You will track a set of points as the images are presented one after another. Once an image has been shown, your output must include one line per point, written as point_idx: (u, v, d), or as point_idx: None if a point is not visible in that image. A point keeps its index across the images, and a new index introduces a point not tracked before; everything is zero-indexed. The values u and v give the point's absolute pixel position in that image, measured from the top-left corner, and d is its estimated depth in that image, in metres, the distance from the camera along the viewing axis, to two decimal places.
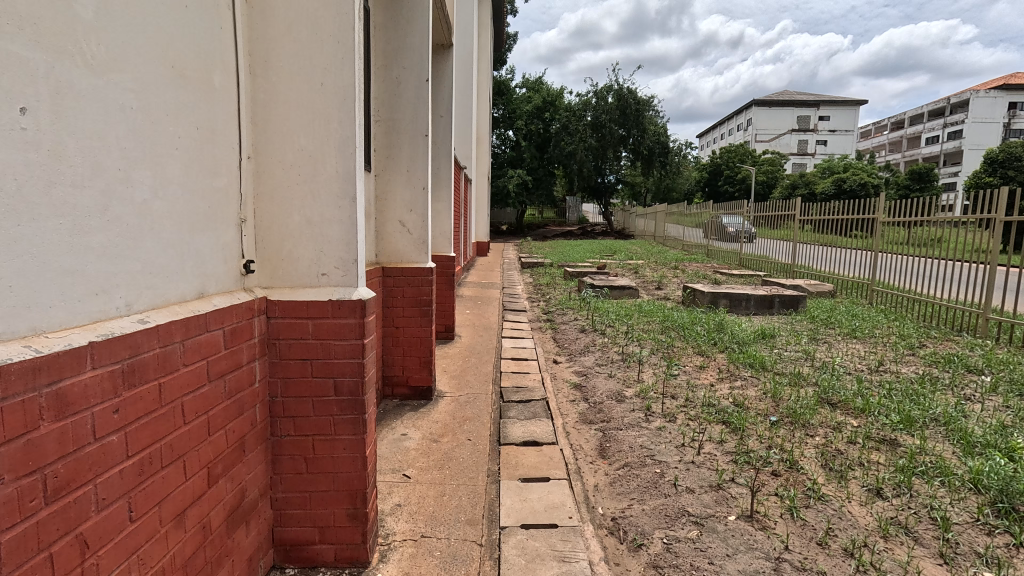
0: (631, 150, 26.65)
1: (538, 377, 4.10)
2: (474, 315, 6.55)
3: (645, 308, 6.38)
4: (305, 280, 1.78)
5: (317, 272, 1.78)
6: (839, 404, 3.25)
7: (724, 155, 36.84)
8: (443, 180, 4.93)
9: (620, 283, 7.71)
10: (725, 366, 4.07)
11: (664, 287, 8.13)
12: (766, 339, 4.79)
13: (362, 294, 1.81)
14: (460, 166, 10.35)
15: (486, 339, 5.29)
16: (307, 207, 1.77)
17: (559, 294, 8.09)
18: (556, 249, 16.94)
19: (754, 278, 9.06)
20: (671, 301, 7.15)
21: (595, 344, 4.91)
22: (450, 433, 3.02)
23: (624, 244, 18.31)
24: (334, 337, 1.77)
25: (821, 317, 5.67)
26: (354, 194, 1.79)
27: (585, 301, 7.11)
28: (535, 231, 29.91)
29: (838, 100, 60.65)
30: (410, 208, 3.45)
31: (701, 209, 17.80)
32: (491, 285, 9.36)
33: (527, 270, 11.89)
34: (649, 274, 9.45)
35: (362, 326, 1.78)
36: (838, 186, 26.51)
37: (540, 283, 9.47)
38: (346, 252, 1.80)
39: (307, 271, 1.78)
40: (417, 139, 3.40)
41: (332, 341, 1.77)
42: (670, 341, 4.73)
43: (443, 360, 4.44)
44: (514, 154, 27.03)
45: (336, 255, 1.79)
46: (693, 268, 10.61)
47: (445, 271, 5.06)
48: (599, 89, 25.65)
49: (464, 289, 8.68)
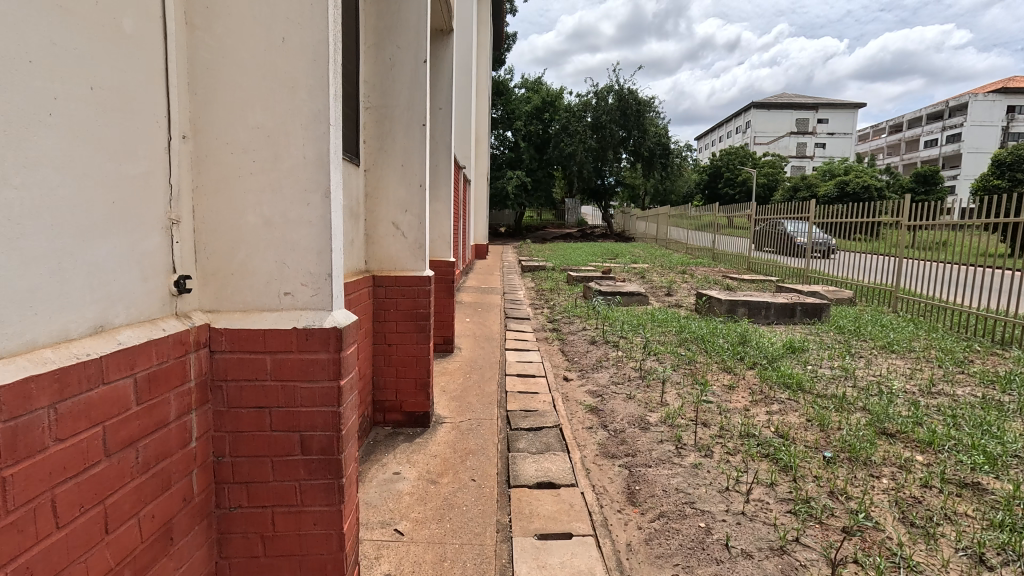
0: (631, 151, 26.28)
1: (549, 397, 3.67)
2: (475, 324, 6.11)
3: (658, 317, 5.95)
4: (263, 300, 1.43)
5: (279, 290, 1.43)
6: (898, 435, 2.82)
7: (724, 157, 36.53)
8: (443, 179, 4.50)
9: (629, 289, 7.28)
10: (757, 387, 3.63)
11: (674, 293, 7.71)
12: (796, 353, 4.37)
13: (336, 319, 1.44)
14: (459, 166, 9.92)
15: (488, 352, 4.86)
16: (265, 206, 1.43)
17: (564, 300, 7.66)
18: (557, 252, 16.51)
19: (767, 283, 8.64)
20: (683, 308, 6.73)
21: (608, 358, 4.48)
22: (451, 473, 2.57)
23: (625, 247, 17.89)
24: (298, 378, 1.40)
25: (850, 328, 5.26)
26: (326, 191, 1.46)
27: (593, 308, 6.68)
28: (534, 234, 29.51)
29: (836, 103, 60.51)
30: (405, 208, 3.00)
31: (705, 212, 17.39)
32: (491, 291, 8.93)
33: (528, 274, 11.45)
34: (657, 279, 9.02)
35: (336, 364, 1.41)
36: (841, 189, 26.20)
37: (543, 289, 9.04)
38: (316, 263, 1.45)
39: (266, 288, 1.43)
40: (413, 128, 2.96)
41: (296, 384, 1.40)
42: (692, 356, 4.30)
43: (442, 377, 4.00)
44: (512, 155, 26.62)
45: (306, 267, 1.45)
46: (701, 273, 10.20)
47: (444, 278, 4.62)
48: (600, 89, 25.26)
49: (463, 295, 8.25)
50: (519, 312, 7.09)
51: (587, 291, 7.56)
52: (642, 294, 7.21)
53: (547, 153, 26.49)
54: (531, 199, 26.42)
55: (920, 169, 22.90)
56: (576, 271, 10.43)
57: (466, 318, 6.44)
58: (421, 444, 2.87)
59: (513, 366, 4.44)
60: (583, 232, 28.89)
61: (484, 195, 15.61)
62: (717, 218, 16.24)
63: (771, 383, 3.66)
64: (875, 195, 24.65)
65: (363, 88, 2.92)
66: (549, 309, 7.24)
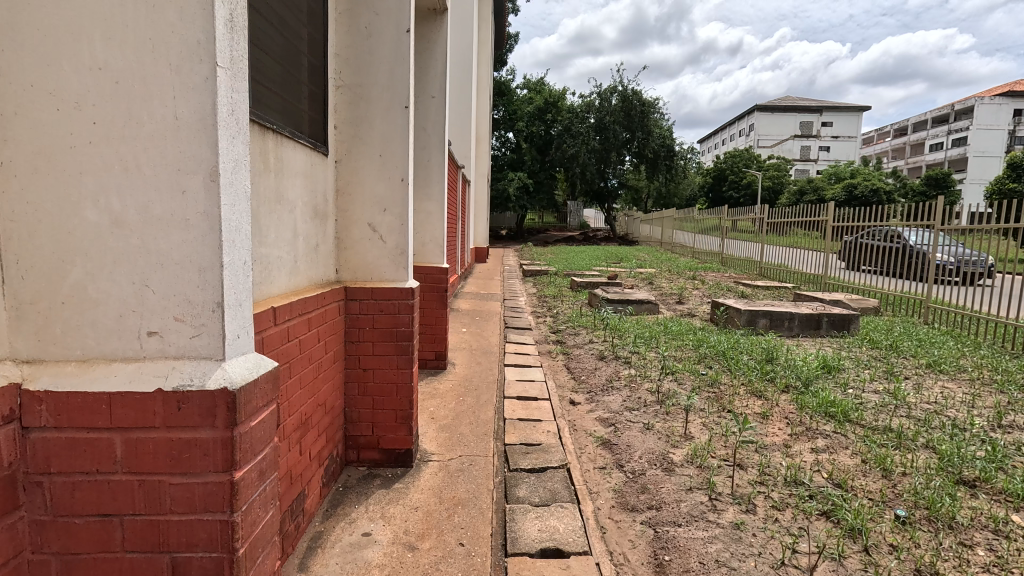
0: (635, 153, 25.82)
1: (553, 426, 3.19)
2: (472, 335, 5.63)
3: (672, 329, 5.46)
4: (117, 341, 1.18)
5: (140, 331, 1.18)
6: (980, 485, 2.33)
7: (729, 159, 36.05)
8: (436, 176, 4.03)
9: (638, 297, 6.79)
10: (794, 416, 3.13)
11: (686, 301, 7.22)
12: (832, 373, 3.88)
13: (229, 375, 1.20)
14: (457, 165, 9.46)
15: (485, 369, 4.38)
16: (110, 212, 1.15)
17: (568, 309, 7.17)
18: (560, 255, 16.03)
19: (784, 291, 8.13)
20: (697, 318, 6.25)
21: (620, 378, 4.00)
22: (433, 535, 2.08)
23: (630, 251, 17.38)
24: (166, 462, 1.18)
25: (887, 343, 4.75)
26: (197, 197, 1.17)
27: (599, 318, 6.20)
28: (536, 237, 29.06)
29: (841, 106, 60.03)
30: (384, 207, 2.52)
31: (712, 215, 16.86)
32: (491, 297, 8.45)
33: (530, 279, 10.96)
34: (666, 286, 8.54)
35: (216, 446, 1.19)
36: (849, 192, 25.68)
37: (545, 296, 8.56)
38: (194, 291, 1.18)
39: (120, 325, 1.17)
40: (394, 111, 2.48)
41: (162, 470, 1.18)
42: (715, 377, 3.80)
43: (431, 401, 3.52)
44: (514, 156, 26.17)
45: (177, 289, 1.18)
46: (712, 279, 9.70)
47: (436, 286, 4.15)
48: (603, 90, 24.81)
49: (461, 302, 7.78)
50: (520, 321, 6.60)
51: (593, 299, 7.07)
52: (652, 303, 6.72)
53: (549, 154, 26.05)
54: (533, 201, 25.97)
55: (931, 173, 22.38)
56: (581, 276, 9.95)
57: (462, 329, 5.96)
58: (400, 491, 2.39)
59: (512, 386, 3.95)
60: (585, 235, 28.42)
61: (485, 197, 15.16)
62: (725, 221, 15.68)
63: (810, 412, 3.17)
64: (883, 199, 24.16)
65: (333, 62, 2.44)
66: (553, 318, 6.75)
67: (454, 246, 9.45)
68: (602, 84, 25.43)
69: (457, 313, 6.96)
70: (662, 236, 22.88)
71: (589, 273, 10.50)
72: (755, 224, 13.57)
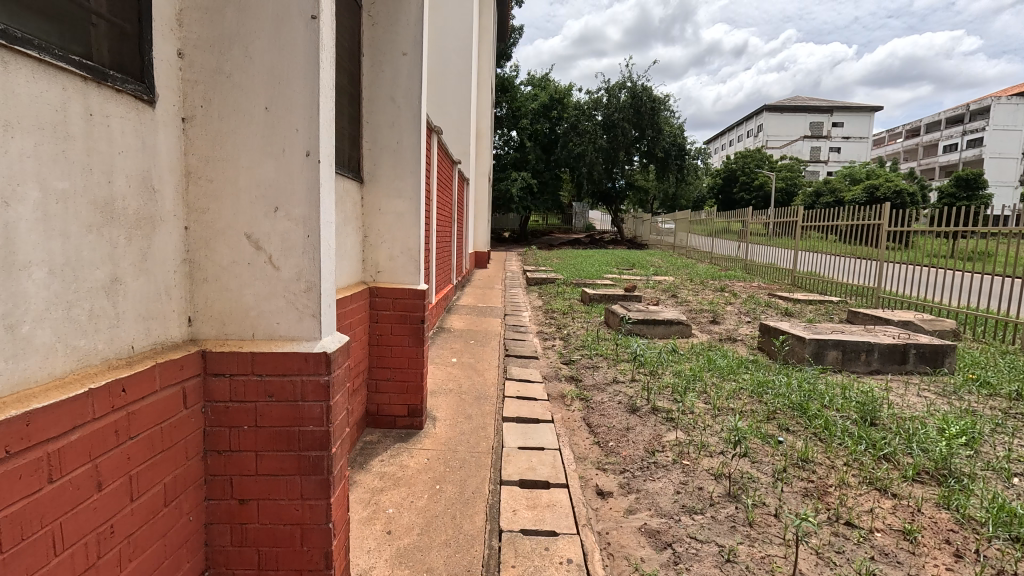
0: (644, 152, 24.65)
1: (577, 550, 2.05)
2: (463, 368, 4.47)
3: (717, 363, 4.30)
4: None
5: None
6: None
7: (740, 160, 34.76)
8: (407, 160, 3.02)
9: (667, 316, 5.63)
10: (962, 543, 1.97)
11: (721, 320, 6.08)
12: (971, 447, 2.71)
13: None
14: (451, 161, 8.38)
15: (476, 426, 3.24)
16: None
17: (581, 330, 6.01)
18: (567, 260, 14.87)
19: (832, 307, 6.97)
20: (741, 346, 5.08)
21: (665, 450, 2.84)
22: None
23: (642, 256, 16.24)
24: None
25: (1010, 391, 3.59)
26: None
27: (622, 345, 5.05)
28: (539, 239, 27.91)
29: (852, 107, 58.80)
30: (274, 206, 1.37)
31: (733, 217, 15.70)
32: (490, 312, 7.30)
33: (534, 288, 9.84)
34: (693, 299, 7.40)
35: None
36: (869, 194, 24.41)
37: (553, 311, 7.40)
38: None
39: None
40: (290, 26, 1.34)
41: None
42: (806, 452, 2.65)
43: (392, 496, 2.36)
44: (518, 155, 25.07)
45: None
46: (741, 290, 8.54)
47: (408, 314, 3.03)
48: (611, 86, 23.67)
49: (454, 319, 6.63)
50: (524, 346, 5.45)
51: (612, 318, 5.91)
52: (684, 324, 5.56)
53: (555, 154, 24.94)
54: (537, 202, 24.83)
55: (960, 174, 21.07)
56: (593, 287, 8.80)
57: (453, 358, 4.81)
58: None
59: (513, 459, 2.80)
60: (592, 238, 27.27)
61: (486, 197, 14.04)
62: (747, 225, 14.45)
63: (983, 534, 2.01)
64: (906, 202, 22.92)
65: None
66: (563, 342, 5.58)
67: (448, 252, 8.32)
68: (610, 80, 24.32)
69: (448, 334, 5.82)
70: (674, 240, 21.70)
71: (602, 283, 9.34)
72: (782, 229, 12.36)
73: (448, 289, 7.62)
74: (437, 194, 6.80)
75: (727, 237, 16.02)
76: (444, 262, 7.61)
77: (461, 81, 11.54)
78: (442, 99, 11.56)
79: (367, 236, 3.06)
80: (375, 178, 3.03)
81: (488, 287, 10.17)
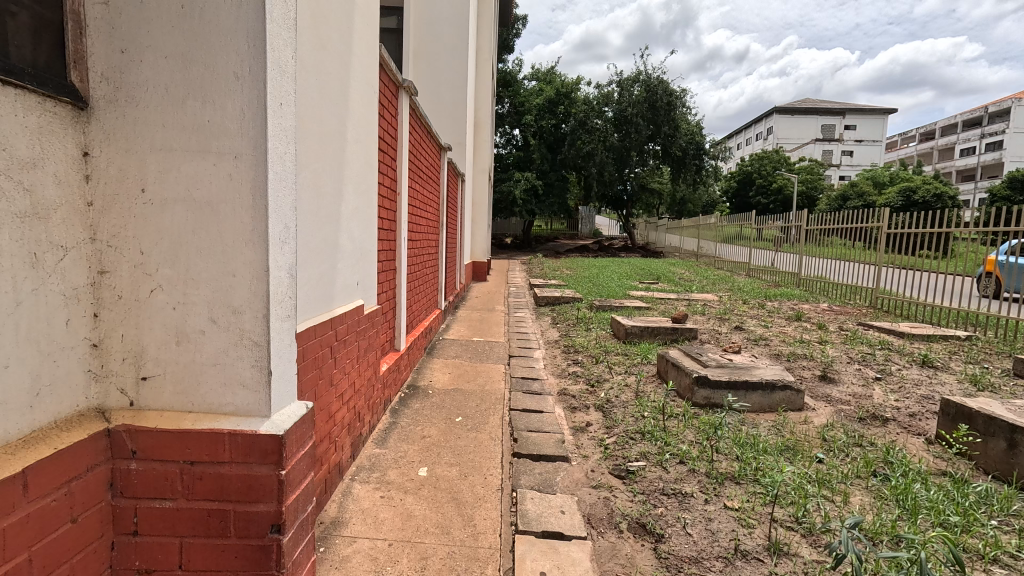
0: (660, 151, 22.64)
1: None
2: (435, 498, 2.43)
3: (923, 498, 2.25)
4: None
5: None
6: None
7: (757, 161, 32.71)
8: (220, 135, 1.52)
9: (767, 377, 3.61)
10: None
11: (838, 378, 4.04)
12: None
13: None
14: (439, 145, 6.36)
15: None
16: None
17: (629, 391, 4.00)
18: (580, 271, 12.82)
19: (977, 350, 4.91)
20: (911, 438, 3.04)
21: None
22: None
23: (666, 266, 14.20)
24: None
25: None
26: None
27: (713, 438, 3.00)
28: (545, 246, 25.85)
29: (865, 109, 56.90)
30: None
31: (773, 223, 13.66)
32: (489, 354, 5.27)
33: (546, 311, 7.82)
34: (772, 335, 5.37)
35: None
36: (907, 197, 22.36)
37: (577, 351, 5.36)
38: None
39: None
40: None
41: None
42: None
43: None
44: (521, 154, 23.02)
45: None
46: (822, 317, 6.49)
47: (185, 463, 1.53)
48: (624, 79, 21.70)
49: (437, 369, 4.59)
50: (543, 426, 3.41)
51: (679, 377, 3.88)
52: (794, 389, 3.54)
53: (562, 153, 22.96)
54: (543, 205, 22.80)
55: (1015, 174, 19.05)
56: (625, 314, 6.76)
57: (421, 465, 2.76)
58: None
59: None
60: (601, 245, 25.23)
61: (486, 199, 12.05)
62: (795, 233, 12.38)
63: None
64: (949, 205, 20.85)
65: None
66: (605, 418, 3.55)
67: (432, 267, 6.28)
68: (622, 73, 22.38)
69: (424, 400, 3.78)
70: (696, 247, 19.63)
71: (634, 308, 7.29)
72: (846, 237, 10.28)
73: (430, 320, 5.59)
74: (414, 189, 4.78)
75: (765, 247, 13.94)
76: (425, 285, 5.60)
77: (456, 59, 9.77)
78: (433, 83, 9.84)
79: (118, 292, 1.52)
80: (142, 176, 1.51)
81: (489, 309, 8.13)
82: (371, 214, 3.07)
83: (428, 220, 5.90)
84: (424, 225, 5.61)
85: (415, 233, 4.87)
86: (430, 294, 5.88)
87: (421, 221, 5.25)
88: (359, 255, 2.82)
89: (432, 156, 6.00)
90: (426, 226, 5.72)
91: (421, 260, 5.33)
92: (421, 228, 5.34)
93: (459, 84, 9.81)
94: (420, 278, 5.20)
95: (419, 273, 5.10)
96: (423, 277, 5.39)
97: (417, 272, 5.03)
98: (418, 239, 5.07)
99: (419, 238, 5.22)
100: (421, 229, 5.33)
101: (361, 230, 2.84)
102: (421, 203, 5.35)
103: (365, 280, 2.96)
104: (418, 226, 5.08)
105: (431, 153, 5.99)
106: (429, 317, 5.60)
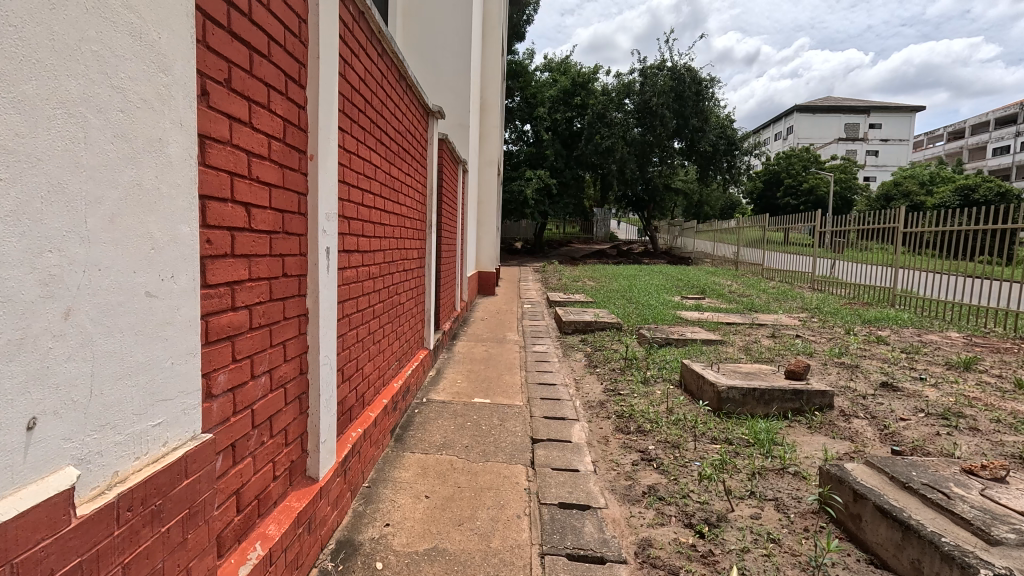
0: (687, 147, 20.53)
1: None
2: None
3: None
4: None
5: None
6: None
7: (784, 160, 30.57)
8: None
9: None
10: None
11: None
12: None
13: None
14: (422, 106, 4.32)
15: None
16: None
17: (792, 569, 1.92)
18: (606, 283, 10.71)
19: None
20: None
21: None
22: None
23: (704, 276, 12.15)
24: None
25: None
26: None
27: None
28: (559, 252, 23.74)
29: (890, 107, 54.49)
30: None
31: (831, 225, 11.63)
32: (499, 437, 3.21)
33: (575, 342, 5.79)
34: (958, 404, 3.30)
35: None
36: (965, 196, 20.11)
37: (642, 431, 3.29)
38: None
39: None
40: None
41: None
42: None
43: None
44: (533, 150, 21.06)
45: None
46: (988, 361, 4.43)
47: None
48: (646, 67, 19.70)
49: (404, 486, 2.54)
50: None
51: (927, 562, 1.71)
52: None
53: (578, 149, 20.92)
54: (557, 206, 20.73)
55: None
56: (697, 356, 4.67)
57: None
58: None
59: None
60: (621, 250, 23.11)
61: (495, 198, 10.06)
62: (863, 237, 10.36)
63: None
64: (1013, 205, 18.66)
65: None
66: None
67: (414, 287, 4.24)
68: (645, 61, 20.37)
69: None
70: (733, 253, 17.46)
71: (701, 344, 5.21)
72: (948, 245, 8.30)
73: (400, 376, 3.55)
74: (366, 164, 2.75)
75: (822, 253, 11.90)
76: (398, 322, 3.56)
77: (456, 18, 7.78)
78: (430, 50, 7.87)
79: None
80: None
81: (500, 338, 6.07)
82: (164, 196, 1.06)
83: (402, 218, 3.86)
84: (394, 226, 3.59)
85: (370, 239, 2.84)
86: (407, 332, 3.85)
87: (382, 218, 3.22)
88: (44, 326, 0.80)
89: (408, 124, 3.98)
90: (396, 225, 3.67)
91: (387, 282, 3.30)
92: (387, 230, 3.33)
93: (460, 51, 7.80)
94: (385, 313, 3.19)
95: (380, 306, 3.07)
96: (391, 309, 3.35)
97: (378, 306, 3.01)
98: (377, 251, 3.04)
99: (382, 249, 3.20)
100: (387, 231, 3.28)
101: (56, 232, 0.82)
102: (384, 188, 3.32)
103: (106, 391, 0.93)
104: (377, 226, 3.04)
105: (406, 119, 3.97)
106: (399, 373, 3.57)
